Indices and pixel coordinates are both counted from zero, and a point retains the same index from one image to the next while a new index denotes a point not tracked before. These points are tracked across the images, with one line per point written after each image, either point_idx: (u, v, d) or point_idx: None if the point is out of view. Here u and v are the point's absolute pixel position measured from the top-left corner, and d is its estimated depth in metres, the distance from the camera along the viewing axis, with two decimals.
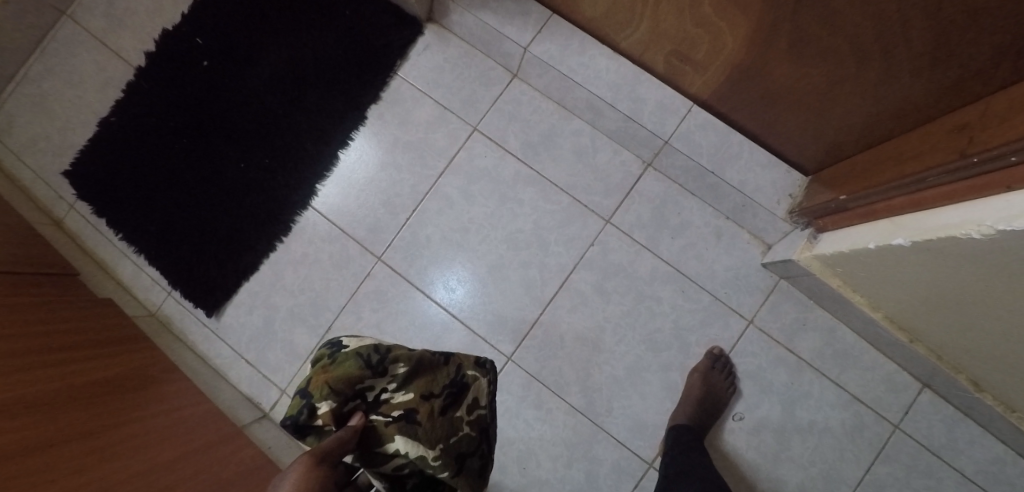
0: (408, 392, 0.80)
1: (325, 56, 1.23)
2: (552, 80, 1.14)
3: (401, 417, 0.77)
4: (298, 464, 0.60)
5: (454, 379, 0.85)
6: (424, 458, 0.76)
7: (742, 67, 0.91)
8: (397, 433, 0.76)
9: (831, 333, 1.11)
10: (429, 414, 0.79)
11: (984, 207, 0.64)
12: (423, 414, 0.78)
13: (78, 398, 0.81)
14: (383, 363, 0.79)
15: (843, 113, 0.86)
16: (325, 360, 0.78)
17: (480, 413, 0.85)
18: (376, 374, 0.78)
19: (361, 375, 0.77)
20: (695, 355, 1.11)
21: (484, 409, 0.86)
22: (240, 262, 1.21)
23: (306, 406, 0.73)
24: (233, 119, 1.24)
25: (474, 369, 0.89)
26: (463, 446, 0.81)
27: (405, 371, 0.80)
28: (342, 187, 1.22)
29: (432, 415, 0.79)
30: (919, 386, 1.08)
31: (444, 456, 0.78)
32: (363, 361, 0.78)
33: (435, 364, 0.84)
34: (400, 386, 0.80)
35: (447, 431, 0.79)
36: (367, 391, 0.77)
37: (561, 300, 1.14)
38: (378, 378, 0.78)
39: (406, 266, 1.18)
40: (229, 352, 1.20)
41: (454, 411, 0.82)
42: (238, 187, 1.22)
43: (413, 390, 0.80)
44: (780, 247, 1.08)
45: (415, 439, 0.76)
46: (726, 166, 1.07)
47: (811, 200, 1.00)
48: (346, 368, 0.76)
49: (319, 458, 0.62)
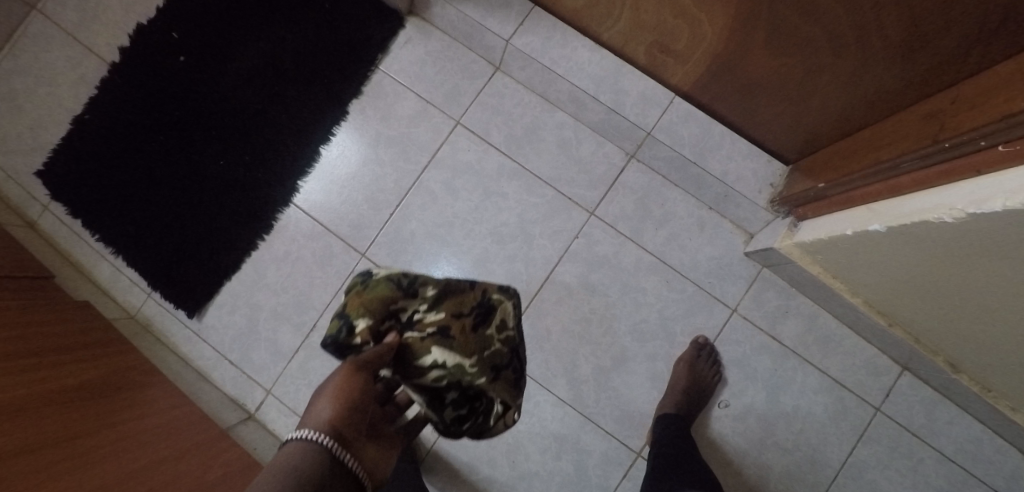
0: (441, 311, 0.69)
1: (304, 50, 1.22)
2: (535, 72, 1.14)
3: (436, 332, 0.66)
4: (338, 372, 0.57)
5: (486, 298, 0.74)
6: (463, 370, 0.66)
7: (722, 57, 0.91)
8: (433, 347, 0.66)
9: (813, 319, 1.12)
10: (463, 331, 0.68)
11: (955, 191, 0.65)
12: (458, 328, 0.68)
13: (58, 402, 0.80)
14: (414, 284, 0.69)
15: (821, 102, 0.87)
16: (357, 285, 0.69)
17: (511, 335, 0.74)
18: (409, 295, 0.68)
19: (395, 295, 0.67)
20: (680, 344, 1.12)
21: (514, 330, 0.75)
22: (221, 261, 1.19)
23: (342, 325, 0.63)
24: (211, 116, 1.22)
25: (500, 292, 0.76)
26: (501, 361, 0.71)
27: (435, 289, 0.70)
28: (324, 183, 1.20)
29: (467, 332, 0.68)
30: (899, 369, 1.11)
31: (482, 366, 0.68)
32: (394, 282, 0.68)
33: (466, 286, 0.73)
34: (432, 306, 0.69)
35: (483, 348, 0.69)
36: (401, 312, 0.67)
37: (547, 293, 1.14)
38: (412, 299, 0.68)
39: (391, 262, 1.17)
40: (212, 353, 1.18)
41: (487, 329, 0.71)
42: (217, 185, 1.20)
43: (446, 309, 0.69)
44: (762, 236, 1.09)
45: (451, 353, 0.66)
46: (708, 156, 1.08)
47: (791, 189, 1.01)
48: (379, 290, 0.67)
49: (358, 366, 0.57)
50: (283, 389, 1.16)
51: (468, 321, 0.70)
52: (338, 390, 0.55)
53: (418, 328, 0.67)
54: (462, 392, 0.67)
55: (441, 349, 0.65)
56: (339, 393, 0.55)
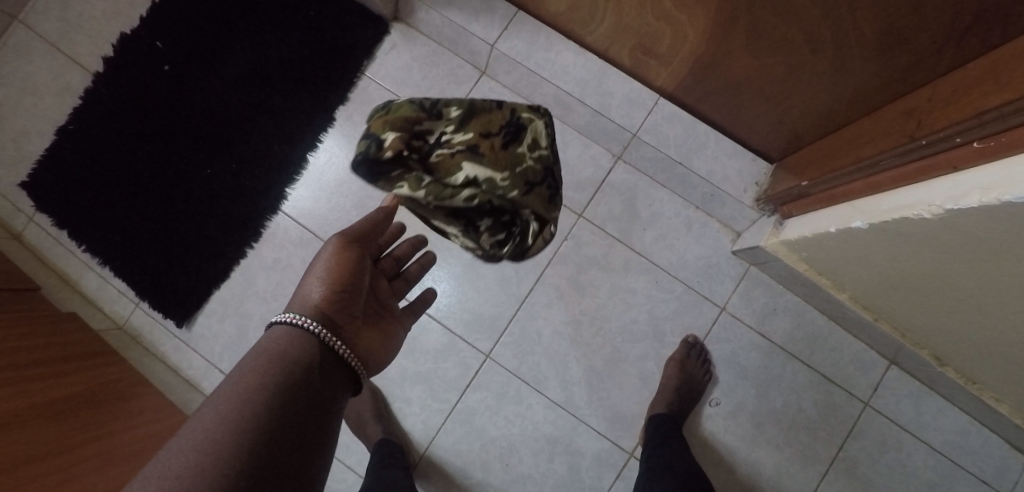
0: (467, 132, 0.91)
1: (290, 57, 1.22)
2: (520, 76, 1.15)
3: (461, 150, 0.87)
4: (329, 253, 0.68)
5: (516, 118, 0.96)
6: (493, 181, 0.86)
7: (704, 58, 0.92)
8: (465, 164, 0.86)
9: (801, 316, 1.13)
10: (490, 149, 0.89)
11: (933, 187, 0.66)
12: (483, 146, 0.88)
13: (45, 415, 0.79)
14: (437, 109, 0.93)
15: (802, 101, 0.88)
16: (382, 112, 0.91)
17: (541, 153, 0.96)
18: (433, 118, 0.91)
19: (419, 118, 0.90)
20: (671, 343, 1.13)
21: (546, 151, 0.97)
22: (209, 270, 1.18)
23: (373, 143, 0.86)
24: (197, 125, 1.22)
25: (532, 111, 0.99)
26: (531, 177, 0.92)
27: (462, 113, 0.92)
28: (312, 190, 1.20)
29: (495, 150, 0.89)
30: (886, 364, 1.12)
31: (513, 179, 0.89)
32: (418, 107, 0.91)
33: (491, 109, 0.95)
34: (458, 128, 0.91)
35: (513, 161, 0.90)
36: (428, 133, 0.90)
37: (537, 296, 1.15)
38: (436, 120, 0.92)
39: None
40: (202, 362, 1.17)
41: (517, 147, 0.92)
42: (204, 193, 1.20)
43: (471, 130, 0.91)
44: (749, 234, 1.10)
45: (479, 162, 0.87)
46: (693, 157, 1.09)
47: (775, 188, 1.03)
48: (403, 113, 0.89)
49: (345, 245, 0.69)
50: None
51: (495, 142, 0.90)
52: (325, 277, 0.66)
53: (448, 147, 0.88)
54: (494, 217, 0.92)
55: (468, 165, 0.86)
56: (327, 276, 0.66)
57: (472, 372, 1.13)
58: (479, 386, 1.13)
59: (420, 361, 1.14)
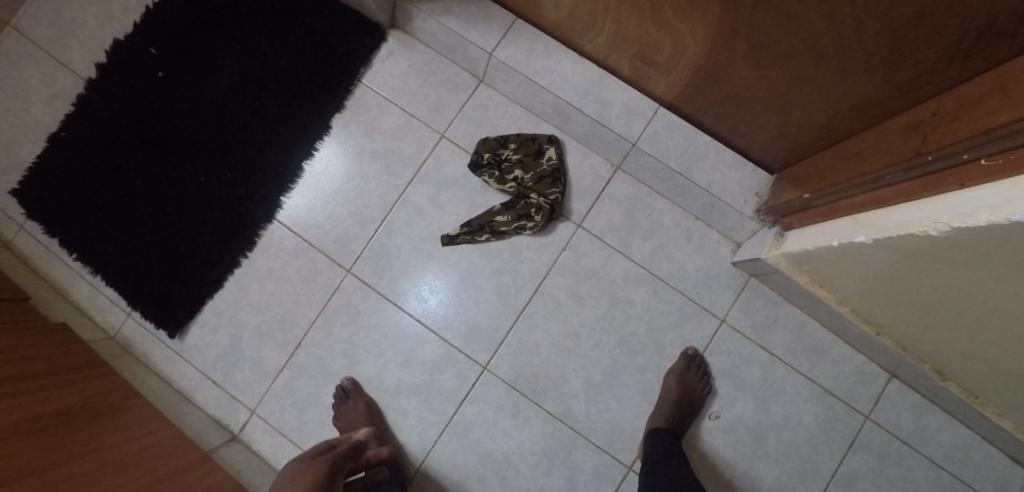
0: (518, 153, 1.16)
1: (285, 64, 1.20)
2: (519, 84, 1.13)
3: (516, 162, 1.15)
4: None
5: (539, 145, 1.16)
6: (525, 180, 1.14)
7: (705, 69, 0.92)
8: (515, 171, 1.15)
9: (802, 328, 1.12)
10: (529, 160, 1.15)
11: (939, 203, 0.65)
12: (526, 160, 1.15)
13: (36, 429, 0.78)
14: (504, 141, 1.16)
15: (804, 113, 0.87)
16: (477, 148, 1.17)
17: (552, 163, 1.15)
18: (502, 147, 1.16)
19: (496, 147, 1.16)
20: (670, 356, 1.12)
21: (556, 162, 1.15)
22: (202, 280, 1.16)
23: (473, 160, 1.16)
24: (191, 132, 1.20)
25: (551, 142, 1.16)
26: (546, 173, 1.14)
27: (515, 142, 1.17)
28: (308, 198, 1.19)
29: (530, 162, 1.15)
30: (887, 377, 1.11)
31: (535, 178, 1.14)
32: (497, 140, 1.17)
33: (529, 139, 1.16)
34: (515, 150, 1.16)
35: (538, 168, 1.15)
36: (498, 158, 1.16)
37: (535, 307, 1.13)
38: (504, 149, 1.16)
39: (376, 278, 1.16)
40: (194, 373, 1.15)
41: (540, 159, 1.15)
42: (198, 202, 1.18)
43: (520, 151, 1.16)
44: (750, 245, 1.09)
45: (522, 167, 1.15)
46: (693, 167, 1.08)
47: (776, 199, 1.02)
48: (487, 145, 1.16)
49: None
50: (267, 409, 1.13)
51: (532, 157, 1.15)
52: None
53: (509, 160, 1.15)
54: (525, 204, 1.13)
55: (517, 172, 1.14)
56: None
57: (470, 384, 1.12)
58: (476, 398, 1.11)
59: (417, 373, 1.12)
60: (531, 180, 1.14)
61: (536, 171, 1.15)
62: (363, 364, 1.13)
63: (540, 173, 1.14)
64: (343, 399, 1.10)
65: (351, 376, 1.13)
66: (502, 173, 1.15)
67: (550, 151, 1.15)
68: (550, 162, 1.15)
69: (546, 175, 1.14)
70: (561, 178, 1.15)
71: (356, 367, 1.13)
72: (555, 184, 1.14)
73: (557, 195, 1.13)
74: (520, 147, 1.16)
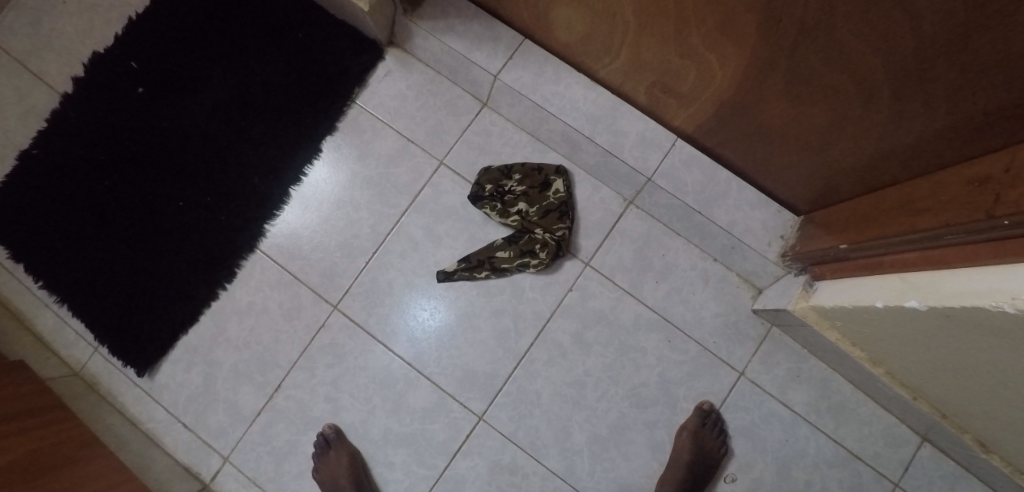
0: (522, 184, 1.07)
1: (275, 82, 1.12)
2: (525, 110, 1.05)
3: (521, 195, 1.06)
4: None
5: (547, 176, 1.07)
6: (531, 213, 1.05)
7: (733, 101, 0.83)
8: (520, 203, 1.06)
9: (827, 384, 1.03)
10: (535, 192, 1.06)
11: (1012, 275, 0.56)
12: (532, 192, 1.06)
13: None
14: (508, 171, 1.08)
15: (843, 155, 0.78)
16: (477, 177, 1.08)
17: (560, 196, 1.06)
18: (505, 177, 1.07)
19: (499, 177, 1.07)
20: (683, 410, 1.02)
21: (565, 195, 1.06)
22: (176, 313, 1.07)
23: (474, 190, 1.07)
24: (172, 153, 1.12)
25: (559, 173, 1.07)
26: (553, 207, 1.05)
27: (520, 172, 1.08)
28: (294, 227, 1.10)
29: (536, 194, 1.06)
30: (918, 440, 1.02)
31: (541, 211, 1.05)
32: (500, 169, 1.08)
33: (535, 169, 1.07)
34: (519, 181, 1.07)
35: (545, 199, 1.06)
36: (501, 188, 1.07)
37: (537, 353, 1.04)
38: (507, 179, 1.07)
39: (365, 316, 1.06)
40: (164, 415, 1.06)
41: (547, 191, 1.06)
42: (175, 228, 1.09)
43: (526, 182, 1.07)
44: (772, 293, 1.00)
45: (527, 199, 1.06)
46: (713, 206, 0.99)
47: (806, 245, 0.93)
48: (489, 174, 1.08)
49: None
50: (241, 457, 1.04)
51: (538, 189, 1.06)
52: None
53: (513, 192, 1.07)
54: (528, 239, 1.04)
55: (522, 204, 1.05)
56: None
57: (464, 435, 1.02)
58: (470, 452, 1.01)
59: (406, 421, 1.03)
60: (537, 214, 1.05)
61: (542, 203, 1.06)
62: (348, 410, 1.04)
63: (546, 206, 1.05)
64: (325, 449, 1.00)
65: (334, 423, 1.03)
66: (505, 205, 1.06)
67: (557, 183, 1.06)
68: (558, 195, 1.06)
69: (552, 209, 1.05)
70: (569, 212, 1.06)
71: (340, 413, 1.04)
72: (562, 218, 1.05)
73: (565, 230, 1.04)
74: (526, 179, 1.07)
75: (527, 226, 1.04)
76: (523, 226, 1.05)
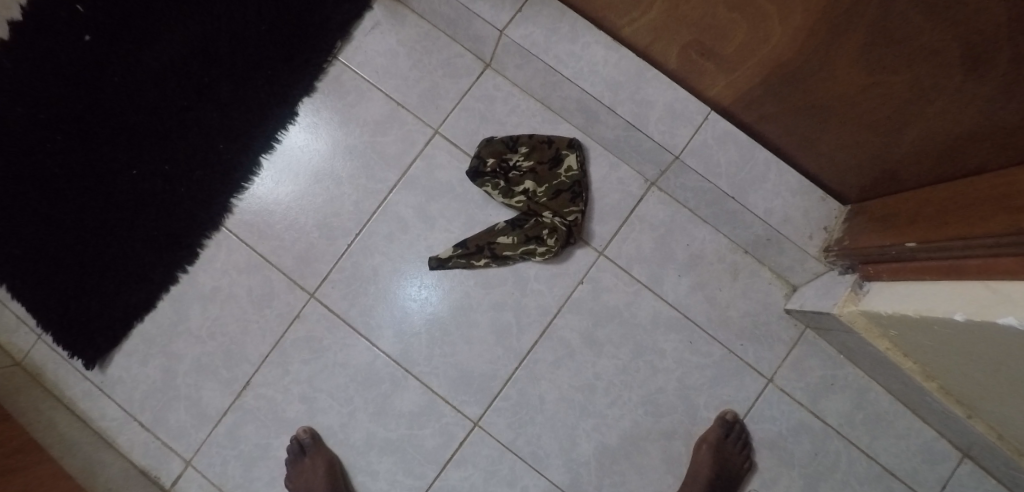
0: (530, 160, 0.93)
1: (244, 32, 0.96)
2: (535, 73, 0.90)
3: (528, 172, 0.92)
4: None
5: (558, 151, 0.93)
6: (539, 193, 0.91)
7: (791, 64, 0.69)
8: (526, 181, 0.92)
9: (863, 393, 0.92)
10: (543, 169, 0.92)
11: None
12: (540, 169, 0.92)
13: None
14: (514, 144, 0.93)
15: (920, 135, 0.65)
16: (479, 149, 0.94)
17: (572, 174, 0.91)
18: (511, 151, 0.93)
19: (503, 151, 0.93)
20: (703, 419, 0.91)
21: (578, 173, 0.92)
22: (129, 299, 0.94)
23: (475, 165, 0.93)
24: (124, 112, 0.96)
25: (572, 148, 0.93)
26: (563, 187, 0.91)
27: (528, 145, 0.93)
28: (266, 202, 0.96)
29: (545, 171, 0.92)
30: (959, 457, 0.91)
31: (549, 192, 0.91)
32: (505, 142, 0.93)
33: (545, 143, 0.93)
34: (526, 157, 0.93)
35: (555, 178, 0.92)
36: (506, 163, 0.93)
37: (542, 353, 0.92)
38: (513, 154, 0.93)
39: (345, 306, 0.93)
40: (118, 412, 0.94)
41: (558, 169, 0.92)
42: (128, 201, 0.95)
43: (534, 158, 0.93)
44: (811, 293, 0.88)
45: (535, 177, 0.92)
46: (749, 191, 0.86)
47: (856, 240, 0.80)
48: (493, 147, 0.93)
49: None
50: (205, 461, 0.92)
51: (548, 165, 0.92)
52: None
53: (519, 168, 0.93)
54: (534, 224, 0.91)
55: (529, 182, 0.91)
56: None
57: (456, 443, 0.91)
58: (463, 461, 0.90)
59: (391, 426, 0.91)
60: (545, 194, 0.91)
61: (551, 182, 0.92)
62: (326, 412, 0.92)
63: (556, 185, 0.91)
64: (299, 456, 0.88)
65: (310, 426, 0.91)
66: (510, 183, 0.92)
67: (570, 159, 0.92)
68: (570, 173, 0.92)
69: (564, 189, 0.91)
70: (583, 193, 0.92)
71: (317, 414, 0.92)
72: (574, 200, 0.91)
73: (577, 214, 0.90)
74: (534, 153, 0.93)
75: (534, 208, 0.90)
76: (529, 209, 0.91)
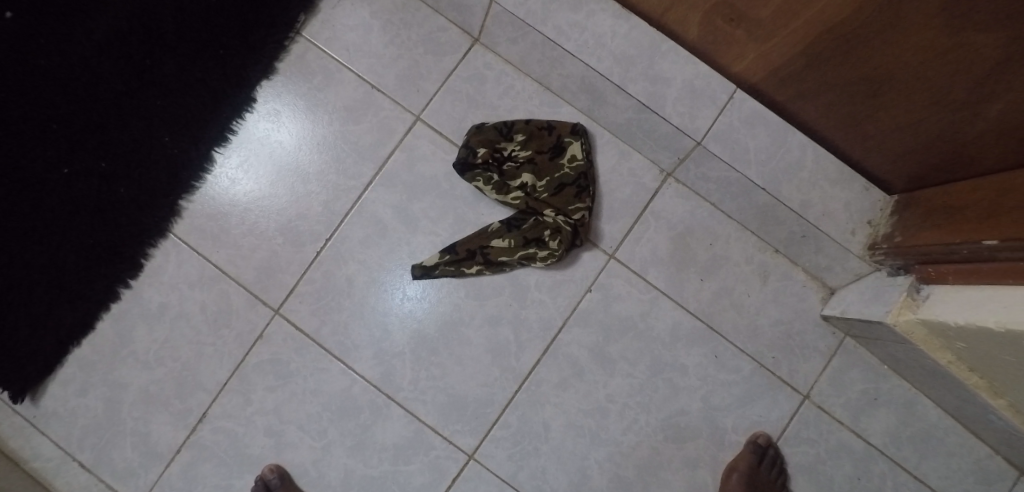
0: (528, 151, 0.80)
1: (191, 5, 0.82)
2: (532, 47, 0.78)
3: (526, 163, 0.79)
4: None
5: (560, 139, 0.80)
6: (539, 189, 0.79)
7: (850, 24, 0.57)
8: (524, 175, 0.79)
9: (908, 408, 0.81)
10: (543, 159, 0.80)
11: None
12: (540, 159, 0.79)
13: None
14: (508, 132, 0.80)
15: (1006, 109, 0.53)
16: (468, 137, 0.81)
17: (576, 165, 0.79)
18: (505, 140, 0.80)
19: (496, 140, 0.80)
20: (731, 444, 0.80)
21: (583, 163, 0.79)
22: (63, 320, 0.80)
23: (464, 156, 0.79)
24: (52, 101, 0.82)
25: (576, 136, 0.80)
26: (567, 181, 0.79)
27: (524, 132, 0.80)
28: (221, 205, 0.82)
29: (545, 163, 0.80)
30: (1017, 476, 0.79)
31: (551, 187, 0.79)
32: (497, 130, 0.80)
33: (545, 130, 0.80)
34: (523, 146, 0.80)
35: (557, 171, 0.79)
36: (499, 154, 0.80)
37: (544, 373, 0.80)
38: (508, 143, 0.80)
39: (315, 324, 0.81)
40: (54, 451, 0.80)
41: (561, 160, 0.79)
42: (59, 205, 0.81)
43: (532, 148, 0.80)
44: (854, 297, 0.76)
45: (534, 168, 0.79)
46: (782, 182, 0.75)
47: (911, 237, 0.68)
48: (485, 135, 0.80)
49: None
50: None
51: (548, 155, 0.80)
52: None
53: (515, 160, 0.80)
54: (534, 224, 0.78)
55: (527, 175, 0.78)
56: None
57: (448, 479, 0.78)
58: None
59: (372, 461, 0.79)
60: (547, 190, 0.79)
61: (553, 175, 0.80)
62: (295, 446, 0.79)
63: (559, 179, 0.79)
64: None
65: (278, 464, 0.78)
66: (506, 177, 0.79)
67: (573, 148, 0.79)
68: (574, 163, 0.79)
69: (568, 182, 0.79)
70: (590, 187, 0.80)
71: (285, 449, 0.79)
72: (580, 195, 0.78)
73: (584, 212, 0.78)
74: (531, 140, 0.80)
75: (533, 206, 0.78)
76: (529, 208, 0.79)
